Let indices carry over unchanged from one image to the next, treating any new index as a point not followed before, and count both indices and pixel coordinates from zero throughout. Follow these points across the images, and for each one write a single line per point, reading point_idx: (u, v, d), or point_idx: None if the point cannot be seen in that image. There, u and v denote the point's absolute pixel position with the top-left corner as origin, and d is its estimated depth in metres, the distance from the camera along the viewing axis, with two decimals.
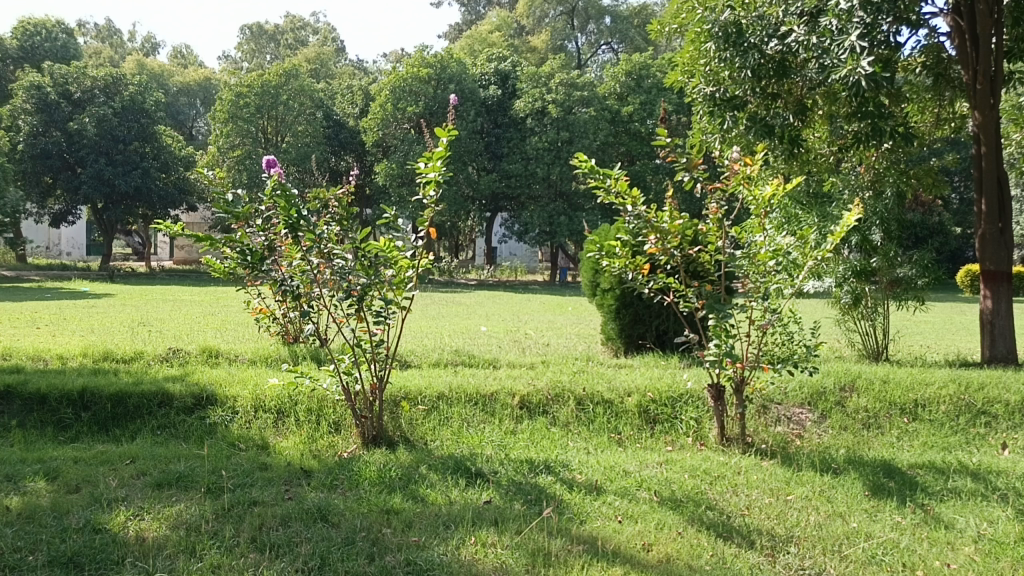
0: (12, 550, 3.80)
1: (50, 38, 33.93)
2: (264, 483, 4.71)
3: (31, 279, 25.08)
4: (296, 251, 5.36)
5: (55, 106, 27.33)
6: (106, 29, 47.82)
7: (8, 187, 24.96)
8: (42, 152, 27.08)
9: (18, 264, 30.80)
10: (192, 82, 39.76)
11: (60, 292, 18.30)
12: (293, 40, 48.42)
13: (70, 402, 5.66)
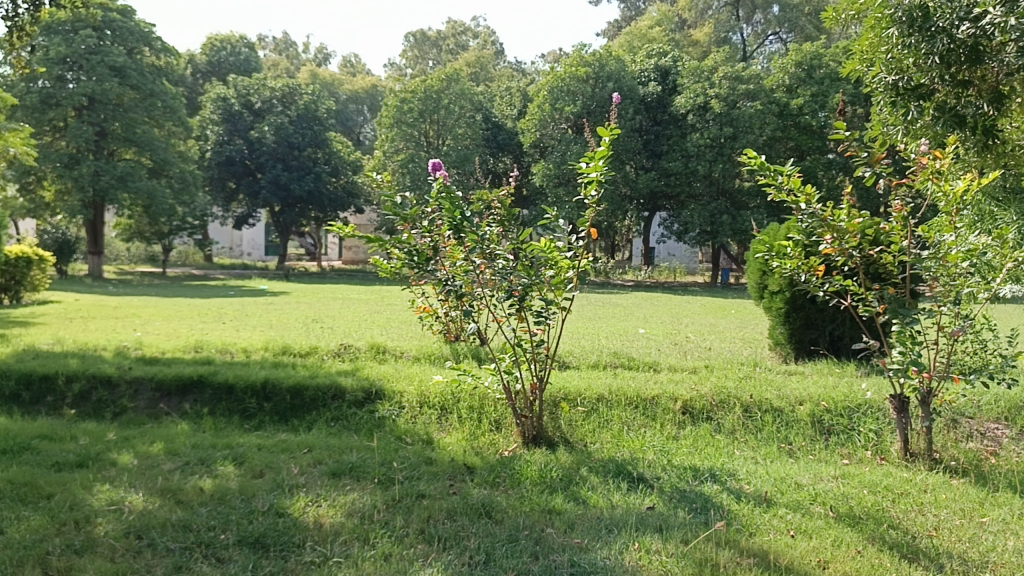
0: (207, 528, 4.09)
1: (234, 53, 36.54)
2: (430, 476, 4.83)
3: (215, 280, 26.06)
4: (459, 251, 5.45)
5: (238, 116, 29.69)
6: (283, 42, 51.17)
7: (198, 192, 27.19)
8: (227, 159, 29.37)
9: (205, 263, 33.50)
10: (360, 90, 41.99)
11: (243, 289, 19.64)
12: (454, 45, 50.11)
13: (253, 392, 5.99)
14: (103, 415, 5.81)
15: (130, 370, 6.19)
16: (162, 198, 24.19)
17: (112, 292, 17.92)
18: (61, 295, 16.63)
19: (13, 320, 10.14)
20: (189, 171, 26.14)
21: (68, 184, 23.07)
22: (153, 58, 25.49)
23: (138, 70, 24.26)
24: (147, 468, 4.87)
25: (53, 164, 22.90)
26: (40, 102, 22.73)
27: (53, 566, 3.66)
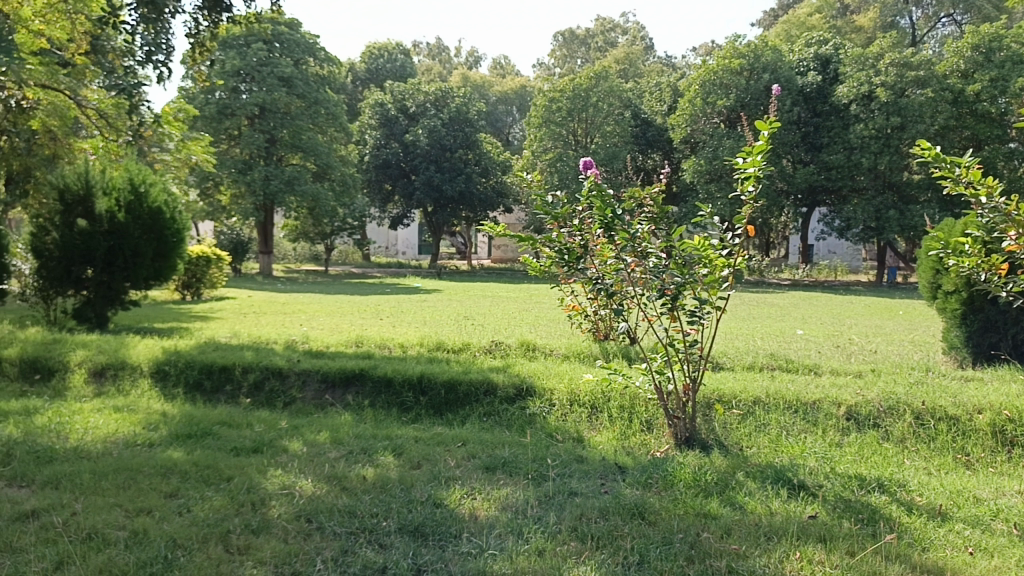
0: (370, 515, 4.28)
1: (390, 60, 38.14)
2: (582, 475, 4.84)
3: (373, 278, 27.29)
4: (610, 250, 5.42)
5: (394, 120, 31.08)
6: (436, 47, 52.86)
7: (357, 194, 28.55)
8: (384, 162, 30.75)
9: (363, 263, 35.15)
10: (510, 90, 42.82)
11: (398, 287, 20.46)
12: (603, 43, 50.12)
13: (410, 386, 6.21)
14: (275, 404, 6.18)
15: (299, 363, 6.55)
16: (325, 201, 25.64)
17: (281, 290, 19.16)
18: (237, 292, 17.90)
19: (196, 315, 11.00)
20: (348, 174, 27.48)
21: (242, 189, 24.76)
22: (317, 67, 26.93)
23: (305, 80, 25.75)
24: (315, 456, 5.16)
25: (230, 170, 24.67)
26: (218, 113, 24.50)
27: (234, 544, 3.94)
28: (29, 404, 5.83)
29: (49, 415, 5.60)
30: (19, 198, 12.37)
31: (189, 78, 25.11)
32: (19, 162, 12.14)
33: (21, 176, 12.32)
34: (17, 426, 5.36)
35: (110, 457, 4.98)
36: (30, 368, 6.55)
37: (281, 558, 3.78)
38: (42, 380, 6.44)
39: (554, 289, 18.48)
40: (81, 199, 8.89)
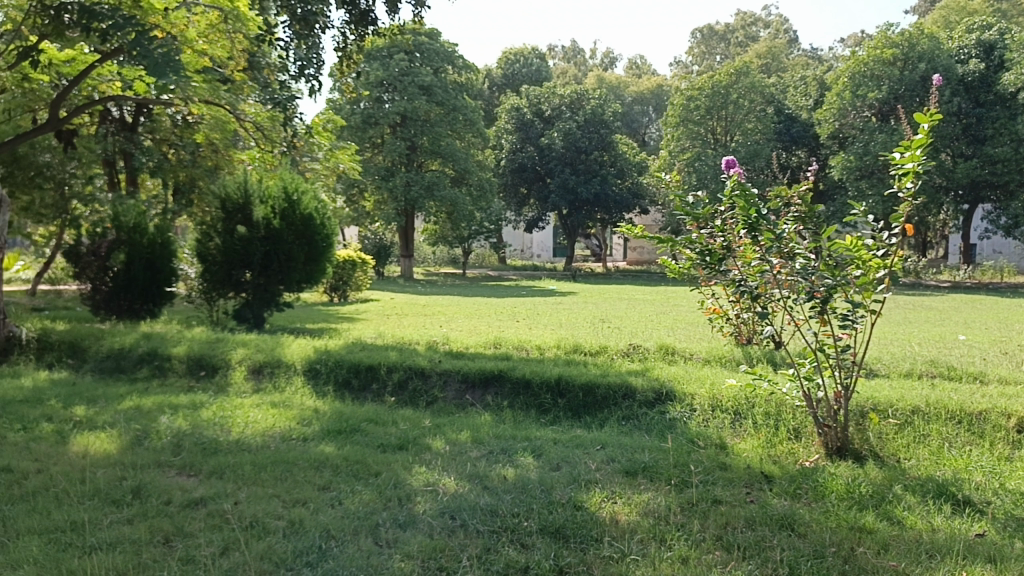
0: (512, 515, 4.33)
1: (526, 64, 38.67)
2: (726, 482, 4.71)
3: (509, 280, 27.69)
4: (754, 252, 5.20)
5: (530, 124, 31.50)
6: (571, 50, 53.21)
7: (494, 198, 29.09)
8: (520, 166, 31.25)
9: (499, 266, 35.79)
10: (646, 91, 42.64)
11: (534, 290, 20.63)
12: (743, 38, 48.92)
13: (549, 388, 6.25)
14: (418, 403, 6.36)
15: (440, 364, 6.72)
16: (463, 206, 26.26)
17: (422, 292, 19.74)
18: (381, 294, 18.60)
19: (342, 316, 11.51)
20: (485, 178, 28.03)
21: (385, 195, 25.77)
22: (455, 75, 27.55)
23: (444, 88, 26.46)
24: (457, 455, 5.27)
25: (373, 178, 25.71)
26: (362, 122, 25.55)
27: (383, 537, 4.09)
28: (196, 398, 6.26)
29: (214, 409, 5.99)
30: (183, 208, 13.19)
31: (336, 90, 26.30)
32: (185, 172, 13.14)
33: (187, 187, 13.23)
34: (187, 419, 5.77)
35: (269, 450, 5.27)
36: (196, 364, 7.03)
37: (427, 553, 3.88)
38: (207, 376, 6.91)
39: (694, 292, 18.17)
40: (241, 207, 9.52)
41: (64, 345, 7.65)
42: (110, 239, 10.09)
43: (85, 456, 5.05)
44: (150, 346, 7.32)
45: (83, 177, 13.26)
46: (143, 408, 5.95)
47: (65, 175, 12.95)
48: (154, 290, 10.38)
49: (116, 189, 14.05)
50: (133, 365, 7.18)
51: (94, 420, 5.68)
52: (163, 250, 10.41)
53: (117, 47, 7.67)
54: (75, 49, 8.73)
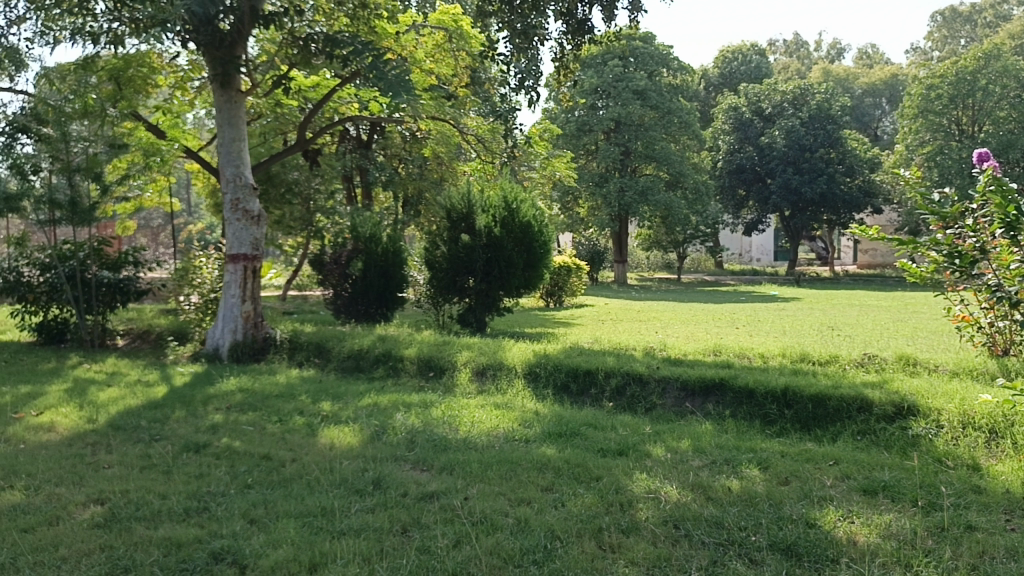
0: (739, 528, 4.19)
1: (745, 62, 37.48)
2: (981, 507, 4.27)
3: (727, 286, 26.98)
4: (1012, 253, 4.70)
5: (749, 123, 30.51)
6: (794, 44, 50.97)
7: (710, 202, 28.51)
8: (738, 167, 30.43)
9: (716, 271, 34.98)
10: (878, 81, 39.82)
11: (753, 295, 19.91)
12: (993, 17, 44.30)
13: (774, 399, 5.98)
14: (637, 409, 6.34)
15: (659, 370, 6.66)
16: (678, 210, 25.94)
17: (636, 297, 19.76)
18: (596, 300, 18.75)
19: (558, 321, 11.72)
20: (701, 181, 27.51)
21: (599, 201, 26.22)
22: (671, 78, 27.23)
23: (658, 91, 26.29)
24: (678, 463, 5.19)
25: (588, 184, 26.21)
26: (577, 130, 26.17)
27: (606, 542, 4.10)
28: (426, 397, 6.63)
29: (443, 408, 6.32)
30: (412, 218, 13.90)
31: (552, 99, 27.02)
32: (414, 185, 13.86)
33: (416, 198, 13.86)
34: (419, 417, 6.12)
35: (494, 449, 5.48)
36: (426, 365, 7.45)
37: (652, 561, 3.84)
38: (435, 377, 7.30)
39: (938, 299, 16.69)
40: (464, 216, 10.03)
41: (311, 345, 8.39)
42: (349, 248, 10.96)
43: (331, 448, 5.50)
44: (384, 347, 7.85)
45: (325, 192, 14.68)
46: (380, 406, 6.39)
47: (311, 190, 14.48)
48: (387, 296, 11.12)
49: (354, 202, 15.23)
50: (370, 365, 7.74)
51: (338, 414, 6.18)
52: (396, 258, 11.12)
53: (353, 70, 8.31)
54: (318, 75, 9.51)
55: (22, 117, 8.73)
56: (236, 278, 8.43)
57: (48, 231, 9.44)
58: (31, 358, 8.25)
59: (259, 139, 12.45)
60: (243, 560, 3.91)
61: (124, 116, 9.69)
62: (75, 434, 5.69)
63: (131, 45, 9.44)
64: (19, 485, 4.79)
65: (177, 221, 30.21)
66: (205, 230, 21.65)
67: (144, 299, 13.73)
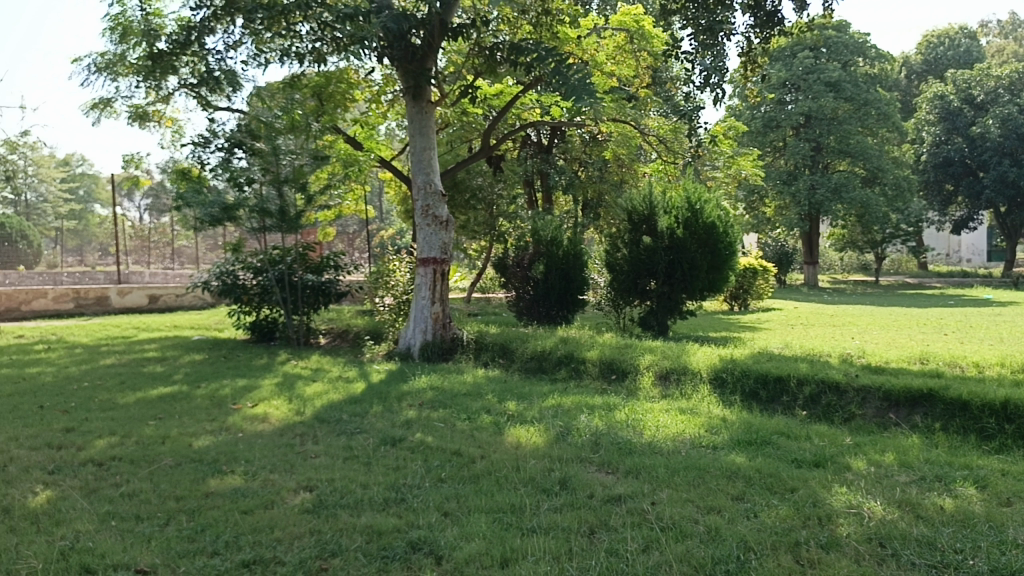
0: (954, 550, 3.87)
1: (953, 46, 34.78)
2: None
3: (932, 288, 25.17)
4: None
5: (958, 113, 28.13)
6: (1010, 24, 46.65)
7: (912, 199, 26.63)
8: (945, 160, 28.22)
9: (918, 272, 32.67)
10: None
11: (964, 298, 18.37)
12: None
13: (992, 412, 5.43)
14: (833, 419, 6.01)
15: (858, 378, 6.26)
16: (876, 207, 24.46)
17: (828, 300, 19.02)
18: (784, 303, 18.00)
19: (745, 326, 11.37)
20: (901, 176, 25.77)
21: (787, 200, 25.36)
22: (868, 67, 25.58)
23: (854, 82, 24.80)
24: (883, 477, 4.86)
25: (775, 182, 25.48)
26: (763, 126, 25.48)
27: (805, 556, 3.91)
28: (610, 400, 6.63)
29: (627, 411, 6.29)
30: (592, 221, 14.92)
31: (737, 94, 26.40)
32: (593, 188, 14.55)
33: (595, 202, 14.74)
34: (603, 419, 6.13)
35: (681, 455, 5.37)
36: (608, 368, 7.44)
37: None
38: (618, 380, 7.27)
39: None
40: (646, 218, 9.98)
41: (496, 346, 8.61)
42: (531, 251, 11.17)
43: (518, 447, 5.61)
44: (567, 348, 7.92)
45: (508, 196, 14.68)
46: (564, 407, 6.46)
47: (495, 195, 14.49)
48: (569, 298, 11.26)
49: (535, 206, 15.66)
50: (553, 366, 7.84)
51: (524, 414, 6.30)
52: (576, 260, 11.20)
53: (537, 76, 8.50)
54: (501, 83, 9.80)
55: (237, 133, 9.44)
56: (427, 280, 8.81)
57: (261, 237, 10.27)
58: (246, 354, 9.03)
59: (446, 147, 12.99)
60: (438, 551, 4.06)
61: (326, 129, 10.42)
62: (285, 425, 6.16)
63: (332, 61, 10.13)
64: (239, 470, 5.24)
65: (371, 226, 32.08)
66: (395, 233, 22.82)
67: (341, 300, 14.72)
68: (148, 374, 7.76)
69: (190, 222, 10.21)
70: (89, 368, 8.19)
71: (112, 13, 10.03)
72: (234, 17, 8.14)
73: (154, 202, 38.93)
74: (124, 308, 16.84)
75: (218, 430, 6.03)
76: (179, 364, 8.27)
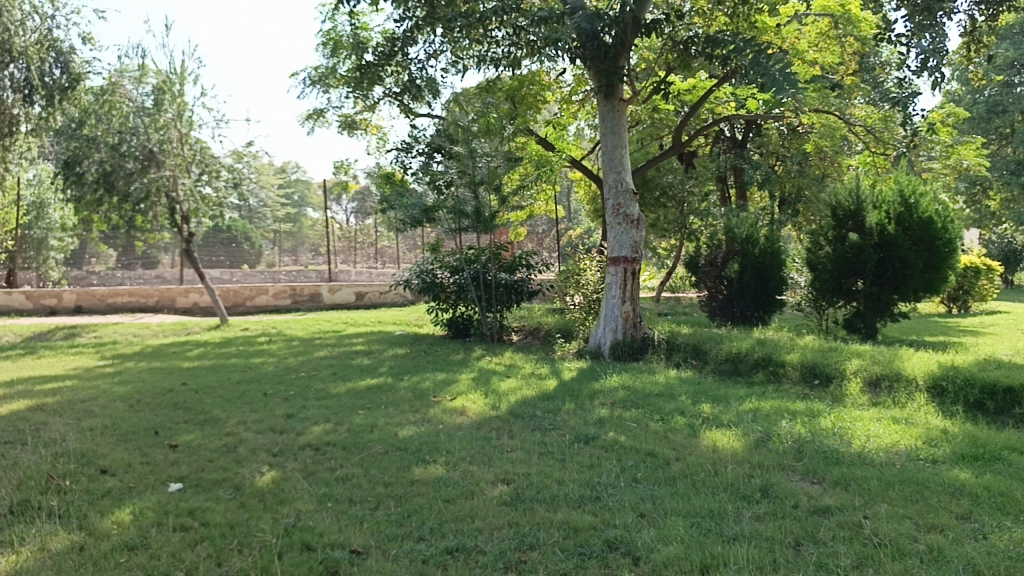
0: None
1: None
2: None
3: None
4: None
5: None
6: None
7: None
8: None
9: None
10: None
11: None
12: None
13: None
14: None
15: None
16: None
17: None
18: (1008, 305, 16.44)
19: (966, 329, 10.47)
20: None
21: (1015, 191, 23.16)
22: None
23: None
24: None
25: (1001, 173, 23.34)
26: (987, 111, 23.41)
27: None
28: (813, 406, 6.32)
29: (832, 418, 5.97)
30: (789, 217, 14.29)
31: (956, 78, 24.40)
32: (792, 183, 14.00)
33: (793, 198, 14.25)
34: (806, 425, 5.85)
35: (895, 467, 5.01)
36: (810, 372, 7.10)
37: None
38: (821, 385, 6.90)
39: None
40: (852, 214, 9.40)
41: (688, 346, 8.45)
42: (725, 250, 10.84)
43: (715, 451, 5.47)
44: (765, 351, 7.64)
45: (699, 194, 14.60)
46: (763, 411, 6.23)
47: (684, 193, 14.42)
48: (765, 299, 10.86)
49: (728, 203, 15.32)
50: (749, 369, 7.57)
51: (720, 417, 6.13)
52: (774, 259, 10.76)
53: (734, 68, 8.32)
54: (696, 77, 9.72)
55: (437, 138, 9.94)
56: (618, 279, 8.79)
57: (457, 238, 10.69)
58: (443, 349, 9.42)
59: (636, 145, 12.99)
60: (636, 552, 4.01)
61: (520, 131, 10.78)
62: (483, 418, 6.36)
63: (525, 65, 10.42)
64: (441, 460, 5.47)
65: (560, 225, 32.56)
66: (584, 232, 22.99)
67: (532, 299, 15.07)
68: (356, 366, 8.29)
69: (393, 224, 10.81)
70: (304, 359, 8.86)
71: (325, 30, 10.81)
72: (433, 26, 8.47)
73: (359, 205, 41.64)
74: (334, 304, 18.12)
75: (421, 421, 6.33)
76: (384, 357, 8.77)
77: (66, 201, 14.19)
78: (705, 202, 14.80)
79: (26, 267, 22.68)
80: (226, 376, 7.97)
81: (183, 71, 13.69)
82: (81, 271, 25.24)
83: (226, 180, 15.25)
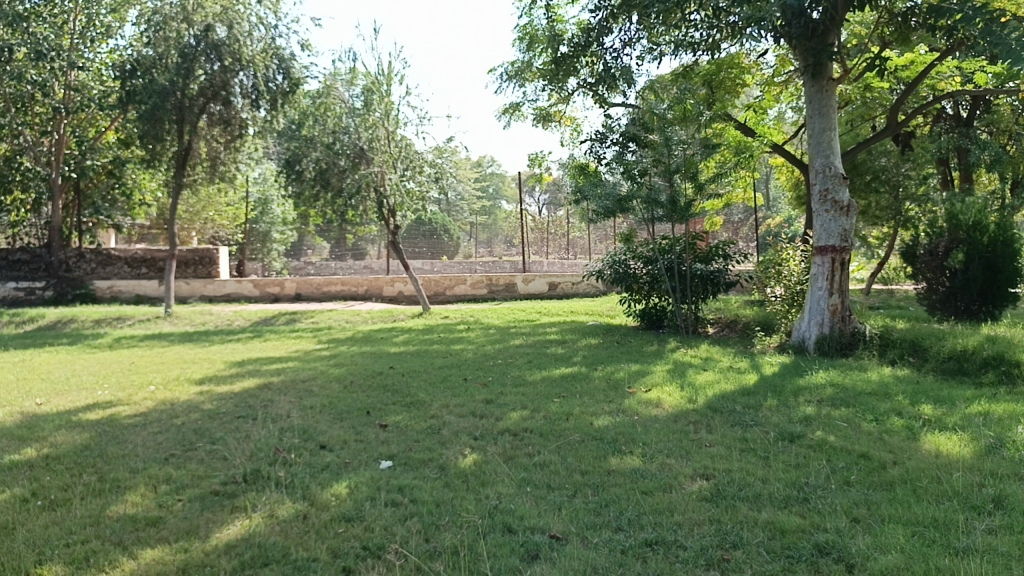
0: None
1: None
2: None
3: None
4: None
5: None
6: None
7: None
8: None
9: None
10: None
11: None
12: None
13: None
14: None
15: None
16: None
17: None
18: None
19: None
20: None
21: None
22: None
23: None
24: None
25: None
26: None
27: None
28: None
29: None
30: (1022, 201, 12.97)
31: None
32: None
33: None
34: None
35: None
36: None
37: None
38: None
39: None
40: None
41: (905, 343, 7.88)
42: (947, 238, 10.04)
43: (938, 456, 5.04)
44: (995, 349, 6.95)
45: (917, 177, 13.71)
46: (995, 415, 5.67)
47: (901, 176, 13.64)
48: (994, 291, 9.91)
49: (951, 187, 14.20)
50: (977, 368, 6.92)
51: (944, 420, 5.66)
52: (1006, 248, 9.77)
53: (963, 38, 7.65)
54: (914, 51, 9.17)
55: (632, 128, 9.92)
56: (824, 270, 8.35)
57: (650, 228, 10.62)
58: (637, 340, 9.38)
59: (845, 128, 12.31)
60: (849, 559, 3.77)
61: (719, 117, 10.55)
62: (678, 411, 6.26)
63: (725, 46, 10.15)
64: (638, 451, 5.43)
65: (759, 215, 31.35)
66: (784, 220, 21.97)
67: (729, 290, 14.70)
68: (552, 355, 8.44)
69: (587, 215, 10.89)
70: (501, 347, 9.14)
71: (521, 24, 11.05)
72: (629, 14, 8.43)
73: (554, 198, 42.21)
74: (528, 294, 18.52)
75: (616, 411, 6.32)
76: (578, 347, 8.84)
77: (288, 197, 15.49)
78: (924, 186, 13.89)
79: (254, 258, 24.66)
80: (430, 362, 8.36)
81: (392, 72, 14.46)
82: (300, 261, 27.43)
83: (428, 175, 15.92)
